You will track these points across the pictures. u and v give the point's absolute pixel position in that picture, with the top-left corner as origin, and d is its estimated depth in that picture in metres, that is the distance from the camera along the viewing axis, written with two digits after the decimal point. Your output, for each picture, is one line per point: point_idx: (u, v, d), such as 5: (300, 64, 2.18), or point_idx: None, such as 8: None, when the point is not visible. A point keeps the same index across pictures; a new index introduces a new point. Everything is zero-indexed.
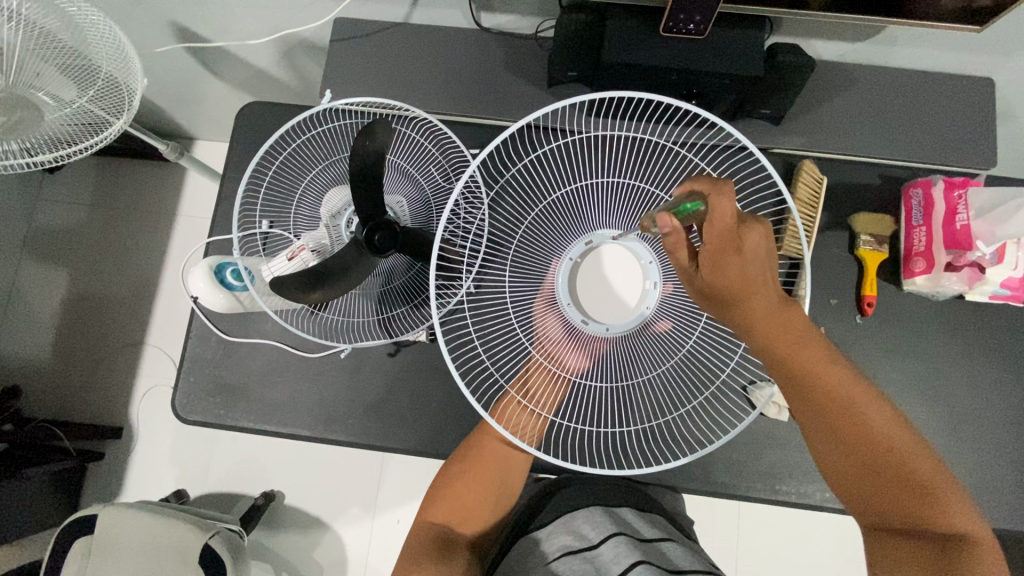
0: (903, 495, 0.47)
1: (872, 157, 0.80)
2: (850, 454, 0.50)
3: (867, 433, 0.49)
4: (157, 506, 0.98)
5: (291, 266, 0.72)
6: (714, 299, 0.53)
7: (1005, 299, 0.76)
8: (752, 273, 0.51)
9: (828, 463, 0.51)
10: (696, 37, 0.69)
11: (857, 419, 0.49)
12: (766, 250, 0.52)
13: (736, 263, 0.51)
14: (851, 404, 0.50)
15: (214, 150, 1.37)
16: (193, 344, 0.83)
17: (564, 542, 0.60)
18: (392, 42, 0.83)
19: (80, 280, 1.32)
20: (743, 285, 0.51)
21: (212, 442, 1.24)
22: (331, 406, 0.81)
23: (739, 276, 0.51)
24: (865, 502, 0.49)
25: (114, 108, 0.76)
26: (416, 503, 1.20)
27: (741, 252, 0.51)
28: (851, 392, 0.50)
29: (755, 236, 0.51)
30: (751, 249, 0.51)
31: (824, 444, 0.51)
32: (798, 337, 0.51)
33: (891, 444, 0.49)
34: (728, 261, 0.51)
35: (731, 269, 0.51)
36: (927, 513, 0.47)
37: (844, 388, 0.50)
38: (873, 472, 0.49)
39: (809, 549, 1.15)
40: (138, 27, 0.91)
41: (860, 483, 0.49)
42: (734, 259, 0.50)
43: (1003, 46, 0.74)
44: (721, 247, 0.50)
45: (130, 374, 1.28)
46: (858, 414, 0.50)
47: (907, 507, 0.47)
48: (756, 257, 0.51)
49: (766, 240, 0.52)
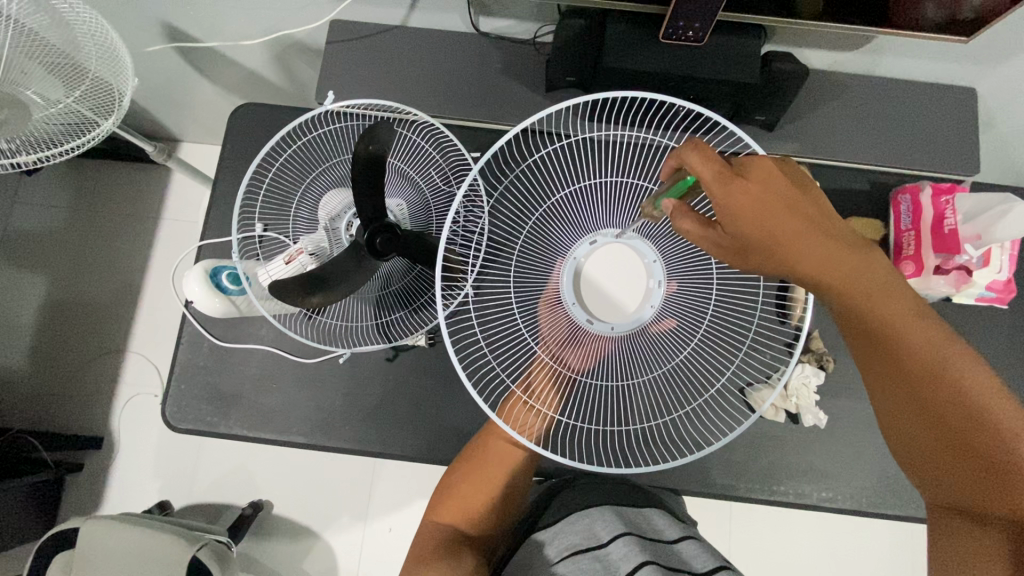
0: (980, 481, 0.44)
1: (862, 164, 0.82)
2: (927, 429, 0.46)
3: (956, 403, 0.44)
4: (142, 518, 0.95)
5: (289, 270, 0.71)
6: (752, 252, 0.49)
7: (989, 300, 0.80)
8: (772, 210, 0.47)
9: (900, 437, 0.48)
10: (695, 44, 0.70)
11: (945, 388, 0.45)
12: (776, 177, 0.48)
13: (743, 205, 0.47)
14: (934, 374, 0.45)
15: (199, 153, 1.35)
16: (184, 350, 0.81)
17: (572, 542, 0.59)
18: (388, 45, 0.83)
19: (57, 285, 1.27)
20: (770, 225, 0.47)
21: (198, 451, 1.21)
22: (328, 413, 0.79)
23: (758, 220, 0.47)
24: (941, 485, 0.47)
25: (102, 109, 0.74)
26: (408, 510, 1.19)
27: (746, 189, 0.47)
28: (934, 361, 0.45)
29: (755, 167, 0.48)
30: (759, 181, 0.48)
31: (897, 414, 0.48)
32: (877, 289, 0.47)
33: (983, 421, 0.44)
34: (736, 210, 0.47)
35: (745, 210, 0.47)
36: (1005, 502, 0.43)
37: (928, 356, 0.45)
38: (951, 452, 0.45)
39: (800, 549, 1.17)
40: (127, 26, 0.89)
41: (936, 465, 0.46)
42: (738, 200, 0.47)
43: (984, 58, 0.77)
44: (721, 194, 0.47)
45: (110, 383, 1.24)
46: (943, 384, 0.45)
47: (985, 494, 0.44)
48: (768, 188, 0.47)
49: (771, 167, 0.48)
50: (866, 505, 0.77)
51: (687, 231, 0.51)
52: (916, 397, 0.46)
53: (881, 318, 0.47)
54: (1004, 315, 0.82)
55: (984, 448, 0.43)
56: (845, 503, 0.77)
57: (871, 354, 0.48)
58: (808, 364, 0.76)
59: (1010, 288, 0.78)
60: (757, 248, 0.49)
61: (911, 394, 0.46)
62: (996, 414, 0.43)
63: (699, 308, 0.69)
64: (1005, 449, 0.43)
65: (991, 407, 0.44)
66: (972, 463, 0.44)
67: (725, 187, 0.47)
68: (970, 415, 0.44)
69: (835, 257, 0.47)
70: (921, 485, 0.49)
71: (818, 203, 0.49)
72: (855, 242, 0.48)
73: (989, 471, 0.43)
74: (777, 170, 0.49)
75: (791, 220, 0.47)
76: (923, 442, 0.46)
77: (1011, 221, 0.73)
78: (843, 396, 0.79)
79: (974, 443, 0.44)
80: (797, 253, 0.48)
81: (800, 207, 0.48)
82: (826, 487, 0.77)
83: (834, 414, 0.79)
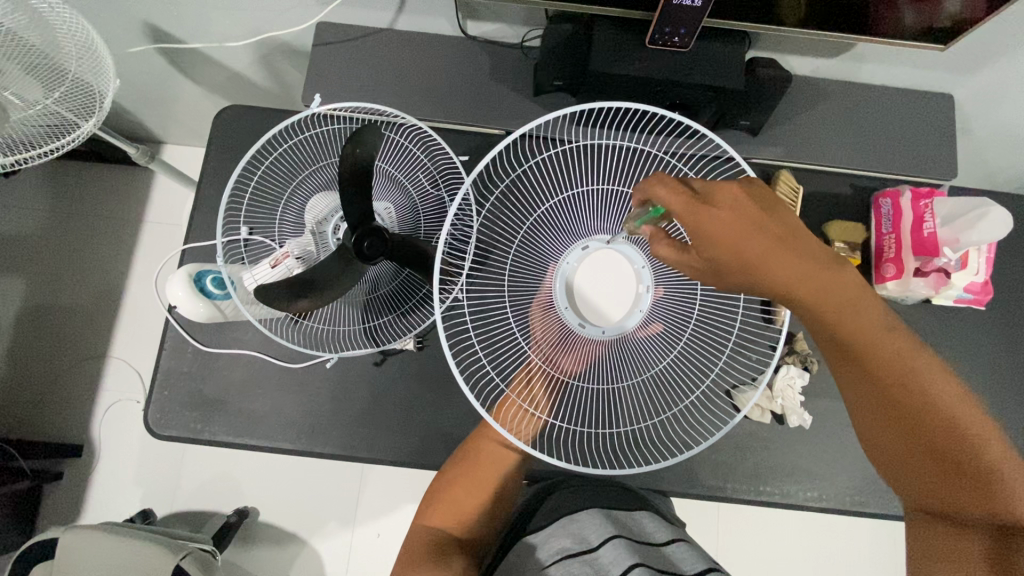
0: (958, 483, 0.45)
1: (844, 169, 0.84)
2: (905, 435, 0.46)
3: (924, 409, 0.46)
4: (119, 527, 0.93)
5: (275, 274, 0.70)
6: (726, 272, 0.49)
7: (967, 302, 0.82)
8: (743, 233, 0.47)
9: (877, 442, 0.49)
10: (679, 49, 0.71)
11: (917, 393, 0.46)
12: (744, 200, 0.48)
13: (717, 231, 0.48)
14: (911, 377, 0.46)
15: (184, 155, 1.33)
16: (168, 355, 0.80)
17: (562, 545, 0.60)
18: (376, 48, 0.82)
19: (35, 288, 1.25)
20: (744, 249, 0.47)
21: (181, 458, 1.19)
22: (315, 419, 0.78)
23: (731, 244, 0.48)
24: (916, 486, 0.47)
25: (83, 111, 0.71)
26: (395, 515, 1.18)
27: (716, 217, 0.47)
28: (909, 365, 0.46)
29: (723, 193, 0.48)
30: (728, 207, 0.48)
31: (874, 419, 0.48)
32: (844, 301, 0.48)
33: (953, 424, 0.45)
34: (709, 237, 0.48)
35: (716, 237, 0.48)
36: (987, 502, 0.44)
37: (902, 362, 0.47)
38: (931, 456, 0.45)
39: (787, 548, 1.18)
40: (108, 26, 0.87)
41: (911, 469, 0.47)
42: (711, 228, 0.47)
43: (961, 65, 0.79)
44: (690, 223, 0.48)
45: (91, 389, 1.22)
46: (920, 387, 0.46)
47: (964, 495, 0.44)
48: (738, 211, 0.48)
49: (739, 189, 0.48)
50: (851, 504, 0.78)
51: (662, 255, 0.52)
52: (893, 402, 0.47)
53: (852, 326, 0.48)
54: (979, 316, 0.84)
55: (962, 450, 0.44)
56: (830, 503, 0.78)
57: (845, 362, 0.49)
58: (793, 365, 0.77)
59: (986, 290, 0.80)
60: (734, 271, 0.49)
61: (884, 400, 0.47)
62: (964, 418, 0.45)
63: (687, 312, 0.70)
64: (973, 452, 0.44)
65: (958, 413, 0.45)
66: (943, 466, 0.45)
67: (695, 217, 0.47)
68: (938, 419, 0.45)
69: (809, 271, 0.47)
70: (896, 488, 0.49)
71: (787, 221, 0.49)
72: (830, 258, 0.48)
73: (968, 474, 0.44)
74: (746, 193, 0.48)
75: (766, 241, 0.48)
76: (902, 446, 0.47)
77: (988, 224, 0.72)
78: (828, 397, 0.80)
79: (944, 445, 0.45)
80: (775, 269, 0.48)
81: (770, 228, 0.48)
82: (811, 487, 0.78)
83: (819, 415, 0.80)
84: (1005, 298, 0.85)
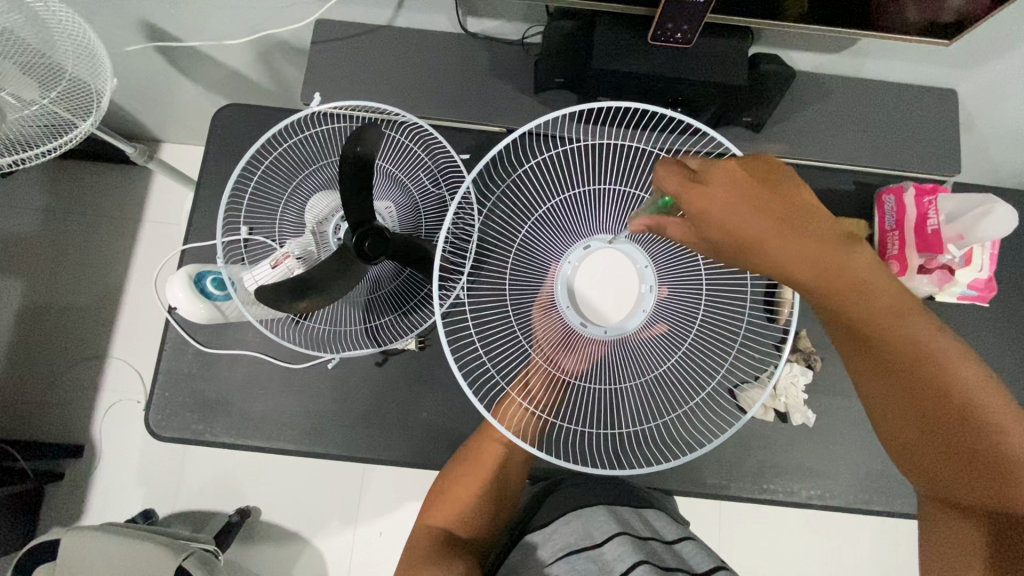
0: (976, 473, 0.45)
1: (846, 165, 0.83)
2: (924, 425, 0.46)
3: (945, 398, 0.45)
4: (120, 527, 0.93)
5: (275, 274, 0.69)
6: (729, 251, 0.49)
7: (971, 298, 0.81)
8: (740, 209, 0.47)
9: (894, 431, 0.48)
10: (684, 46, 0.70)
11: (938, 383, 0.45)
12: (741, 177, 0.48)
13: (714, 208, 0.47)
14: (935, 365, 0.45)
15: (182, 153, 1.32)
16: (169, 356, 0.79)
17: (567, 542, 0.60)
18: (375, 46, 0.81)
19: (34, 289, 1.24)
20: (742, 226, 0.47)
21: (182, 458, 1.19)
22: (317, 420, 0.78)
23: (730, 220, 0.47)
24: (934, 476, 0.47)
25: (80, 110, 0.70)
26: (396, 514, 1.18)
27: (711, 194, 0.47)
28: (930, 352, 0.45)
29: (718, 172, 0.48)
30: (724, 184, 0.47)
31: (892, 409, 0.48)
32: (857, 286, 0.46)
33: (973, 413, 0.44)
34: (706, 214, 0.47)
35: (713, 214, 0.47)
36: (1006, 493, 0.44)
37: (919, 348, 0.45)
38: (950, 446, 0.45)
39: (788, 545, 1.18)
40: (104, 25, 0.87)
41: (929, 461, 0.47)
42: (709, 205, 0.47)
43: (965, 60, 0.78)
44: (687, 201, 0.48)
45: (91, 389, 1.21)
46: (943, 375, 0.45)
47: (983, 485, 0.44)
48: (732, 188, 0.47)
49: (735, 168, 0.48)
50: (854, 500, 0.78)
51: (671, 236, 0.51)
52: (914, 393, 0.46)
53: (867, 312, 0.47)
54: (981, 312, 0.83)
55: (983, 440, 0.44)
56: (834, 501, 0.78)
57: (859, 354, 0.49)
58: (797, 363, 0.77)
59: (991, 286, 0.80)
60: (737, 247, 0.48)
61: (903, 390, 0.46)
62: (987, 409, 0.44)
63: (688, 313, 0.69)
64: (994, 441, 0.44)
65: (980, 400, 0.44)
66: (960, 456, 0.45)
67: (690, 194, 0.47)
68: (959, 409, 0.44)
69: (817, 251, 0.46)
70: (915, 478, 0.49)
71: (794, 199, 0.48)
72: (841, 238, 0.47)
73: (989, 463, 0.44)
74: (742, 170, 0.48)
75: (765, 218, 0.47)
76: (922, 437, 0.47)
77: (993, 221, 0.73)
78: (831, 394, 0.80)
79: (964, 436, 0.44)
80: (779, 249, 0.47)
81: (770, 205, 0.47)
82: (815, 484, 0.78)
83: (823, 412, 0.80)
84: (1009, 294, 0.85)
